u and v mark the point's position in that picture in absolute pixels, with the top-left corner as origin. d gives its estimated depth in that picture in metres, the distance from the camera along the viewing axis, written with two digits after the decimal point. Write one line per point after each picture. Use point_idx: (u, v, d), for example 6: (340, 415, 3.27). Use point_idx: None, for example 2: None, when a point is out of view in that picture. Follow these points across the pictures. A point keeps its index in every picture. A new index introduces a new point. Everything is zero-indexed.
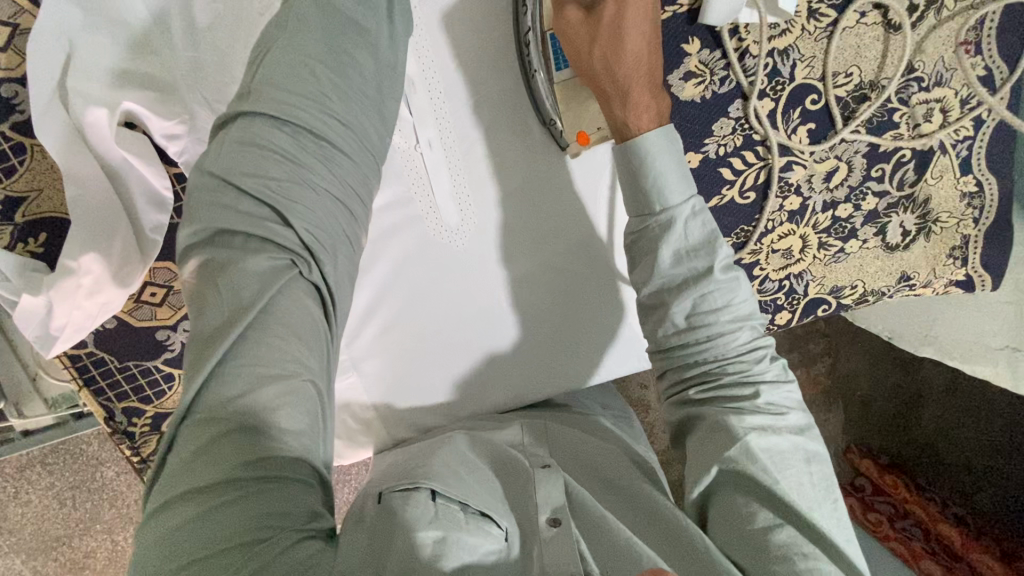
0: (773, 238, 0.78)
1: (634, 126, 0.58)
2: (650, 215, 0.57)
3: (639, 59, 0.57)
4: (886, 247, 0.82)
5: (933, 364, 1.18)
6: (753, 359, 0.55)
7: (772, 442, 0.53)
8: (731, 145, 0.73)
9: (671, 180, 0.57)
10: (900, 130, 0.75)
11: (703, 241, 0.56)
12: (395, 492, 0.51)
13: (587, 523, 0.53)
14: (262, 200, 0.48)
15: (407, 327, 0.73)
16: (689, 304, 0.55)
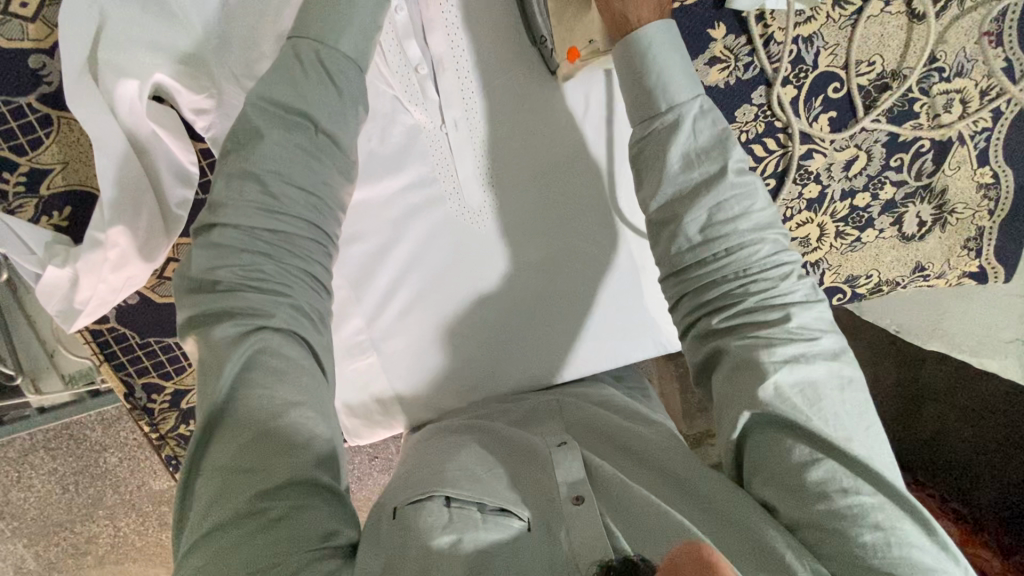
0: (790, 226, 0.79)
1: (634, 18, 0.56)
2: (656, 116, 0.55)
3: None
4: (902, 237, 0.83)
5: None
6: (777, 269, 0.52)
7: (806, 360, 0.49)
8: (753, 131, 0.73)
9: (676, 76, 0.54)
10: (919, 120, 0.76)
11: (714, 141, 0.53)
12: (408, 506, 0.48)
13: (610, 496, 0.51)
14: (235, 271, 0.46)
15: (425, 308, 0.74)
16: (704, 214, 0.52)
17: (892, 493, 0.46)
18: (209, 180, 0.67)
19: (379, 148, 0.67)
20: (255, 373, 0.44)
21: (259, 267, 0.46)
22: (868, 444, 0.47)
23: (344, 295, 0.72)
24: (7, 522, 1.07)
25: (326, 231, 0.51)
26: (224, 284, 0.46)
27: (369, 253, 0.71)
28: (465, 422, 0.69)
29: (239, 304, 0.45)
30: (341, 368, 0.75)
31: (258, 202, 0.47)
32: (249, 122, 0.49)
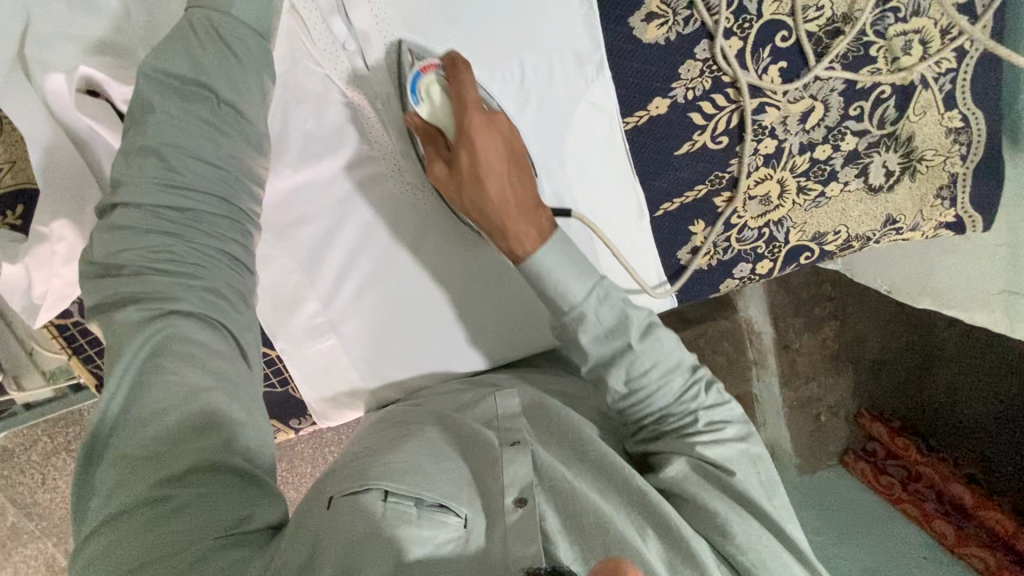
0: (749, 184, 0.77)
1: (519, 252, 0.60)
2: (562, 314, 0.59)
3: (504, 196, 0.60)
4: (869, 189, 0.80)
5: (948, 325, 1.23)
6: (689, 398, 0.59)
7: (721, 451, 0.57)
8: (700, 88, 0.71)
9: (570, 278, 0.59)
10: (877, 65, 0.73)
11: (617, 325, 0.59)
12: (344, 497, 0.49)
13: (557, 499, 0.54)
14: (141, 254, 0.47)
15: (380, 288, 0.74)
16: (621, 373, 0.58)
17: (792, 544, 0.56)
18: None
19: (315, 129, 0.67)
20: (163, 366, 0.44)
21: (166, 245, 0.47)
22: (774, 503, 0.57)
23: (297, 279, 0.72)
24: (37, 522, 1.11)
25: (239, 208, 0.52)
26: (129, 268, 0.47)
27: (318, 235, 0.71)
28: (422, 405, 0.69)
29: (145, 288, 0.46)
30: (302, 352, 0.76)
31: (158, 179, 0.48)
32: (146, 97, 0.49)
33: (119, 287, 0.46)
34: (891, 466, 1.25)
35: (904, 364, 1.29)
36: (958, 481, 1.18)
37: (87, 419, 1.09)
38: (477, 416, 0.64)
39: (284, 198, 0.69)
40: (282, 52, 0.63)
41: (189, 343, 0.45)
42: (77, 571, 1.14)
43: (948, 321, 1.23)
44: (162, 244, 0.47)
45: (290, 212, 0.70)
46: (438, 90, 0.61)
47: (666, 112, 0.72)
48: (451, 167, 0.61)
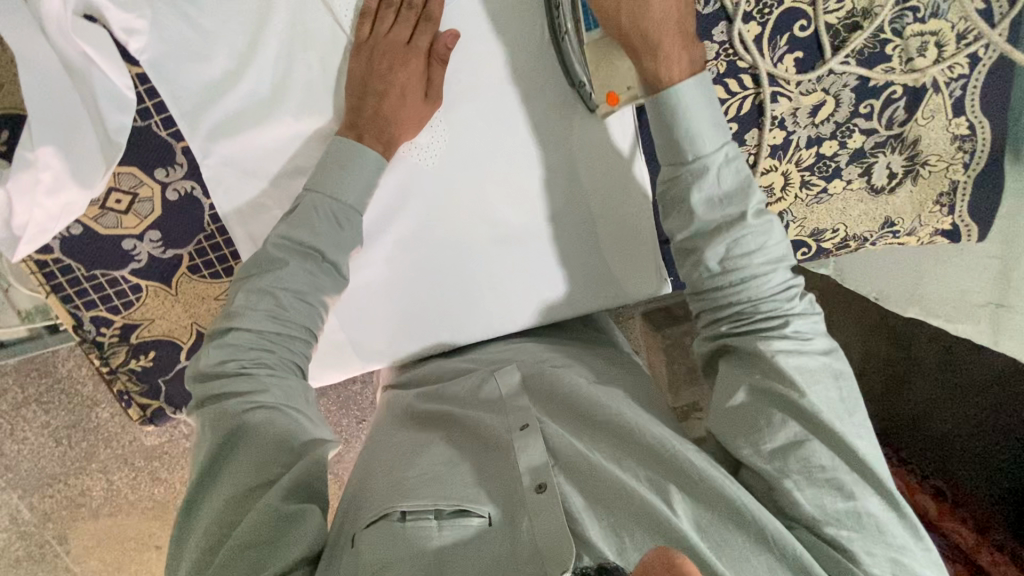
0: (753, 175, 0.77)
1: (665, 79, 0.60)
2: (683, 164, 0.60)
3: (668, 12, 0.59)
4: (871, 190, 0.80)
5: (926, 338, 1.26)
6: (784, 299, 0.58)
7: (800, 359, 0.55)
8: (714, 71, 0.70)
9: (705, 129, 0.59)
10: (891, 64, 0.73)
11: (736, 188, 0.59)
12: (367, 530, 0.51)
13: (574, 472, 0.55)
14: (235, 374, 0.57)
15: (379, 249, 0.73)
16: (723, 249, 0.59)
17: (874, 480, 0.53)
18: (149, 108, 0.64)
19: (320, 76, 0.64)
20: (240, 438, 0.54)
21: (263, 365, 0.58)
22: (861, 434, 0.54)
23: None
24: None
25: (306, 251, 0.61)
26: (236, 337, 0.58)
27: None
28: (440, 387, 0.70)
29: (246, 353, 0.58)
30: None
31: (265, 310, 0.59)
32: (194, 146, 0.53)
33: (226, 355, 0.57)
34: None
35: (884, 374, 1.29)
36: (921, 491, 1.22)
37: (60, 371, 1.04)
38: (484, 402, 0.65)
39: (280, 145, 0.66)
40: None
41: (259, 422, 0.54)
42: (42, 526, 1.10)
43: (926, 333, 1.25)
44: (282, 300, 0.59)
45: (286, 160, 0.67)
46: None
47: None
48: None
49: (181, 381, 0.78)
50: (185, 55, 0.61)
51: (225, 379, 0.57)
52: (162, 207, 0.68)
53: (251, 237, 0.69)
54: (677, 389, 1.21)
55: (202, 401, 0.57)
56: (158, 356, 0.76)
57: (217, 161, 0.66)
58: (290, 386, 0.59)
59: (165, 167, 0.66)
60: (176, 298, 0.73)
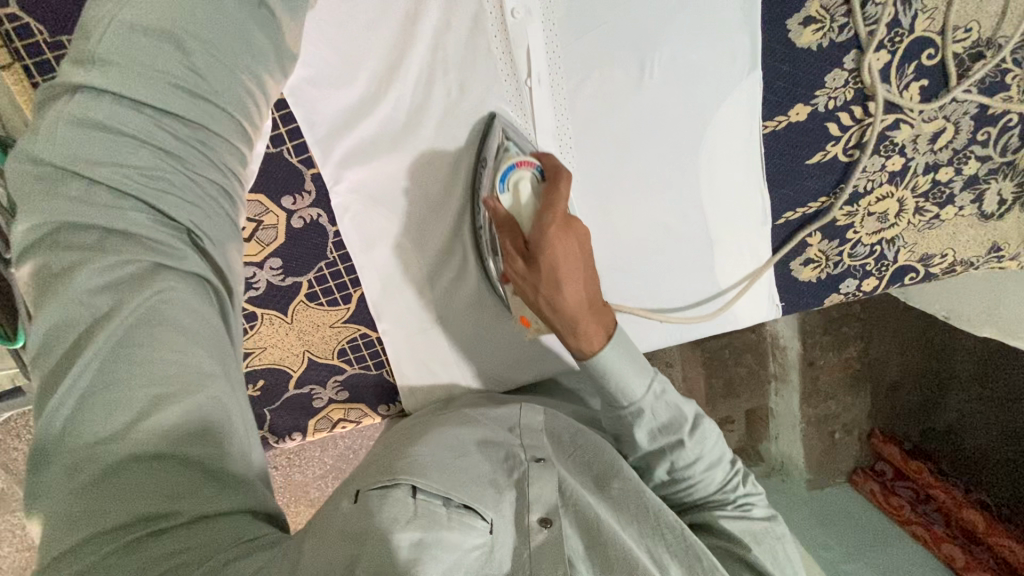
0: (870, 201, 0.76)
1: (587, 351, 0.59)
2: (621, 407, 0.61)
3: (581, 298, 0.57)
4: (981, 215, 0.80)
5: (967, 352, 1.21)
6: (731, 488, 0.62)
7: (744, 527, 0.59)
8: (841, 99, 0.70)
9: (630, 375, 0.60)
10: (1011, 93, 0.72)
11: (670, 417, 0.61)
12: (372, 490, 0.49)
13: (582, 526, 0.54)
14: (132, 197, 0.43)
15: (492, 278, 0.71)
16: (666, 460, 0.61)
17: None
18: (282, 134, 0.62)
19: (457, 102, 0.64)
20: (157, 334, 0.40)
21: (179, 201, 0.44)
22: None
23: (410, 258, 0.70)
24: None
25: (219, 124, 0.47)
26: (109, 127, 0.43)
27: (438, 214, 0.68)
28: (454, 408, 0.70)
29: (129, 167, 0.43)
30: (402, 335, 0.74)
31: (170, 85, 0.45)
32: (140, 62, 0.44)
33: (98, 162, 0.42)
34: (901, 486, 1.24)
35: (922, 386, 1.26)
36: (969, 506, 1.17)
37: None
38: (498, 420, 0.65)
39: (409, 172, 0.66)
40: (439, 18, 0.60)
41: (177, 309, 0.42)
42: None
43: (968, 347, 1.21)
44: (186, 111, 0.45)
45: (415, 188, 0.67)
46: (528, 186, 0.60)
47: (805, 120, 0.71)
48: (528, 267, 0.57)
49: (286, 410, 0.76)
50: (328, 83, 0.61)
51: (97, 208, 0.41)
52: (285, 234, 0.66)
53: (374, 263, 0.69)
54: (713, 402, 1.17)
55: (52, 255, 0.40)
56: (266, 385, 0.74)
57: (347, 187, 0.65)
58: (194, 213, 0.45)
59: (292, 195, 0.65)
60: (289, 325, 0.71)
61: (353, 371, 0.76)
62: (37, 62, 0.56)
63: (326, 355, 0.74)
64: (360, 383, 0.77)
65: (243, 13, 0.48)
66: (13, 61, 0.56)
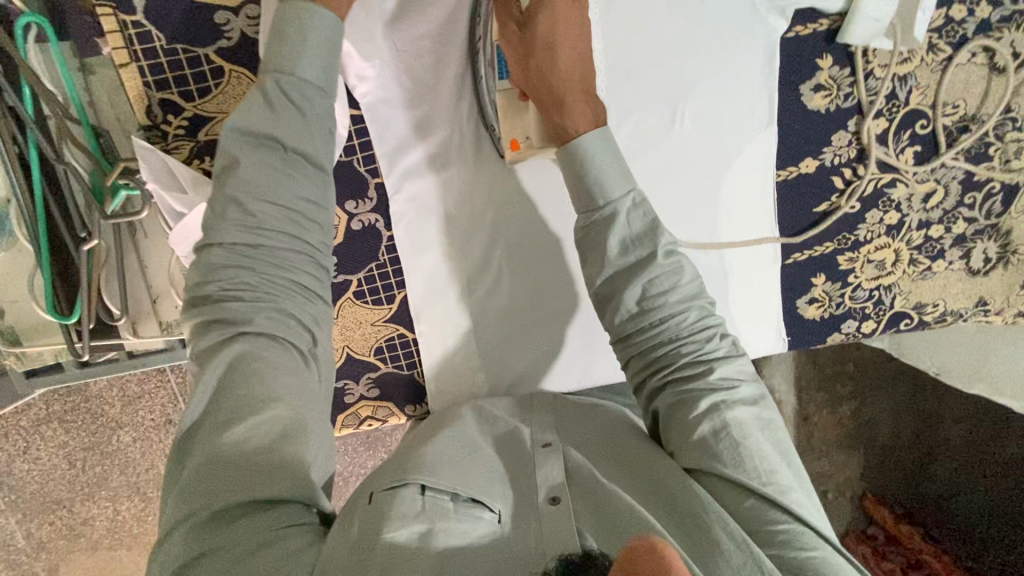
0: (869, 249, 0.84)
1: (572, 129, 0.60)
2: (595, 209, 0.60)
3: (572, 68, 0.59)
4: (969, 270, 0.88)
5: (953, 422, 1.27)
6: (705, 337, 0.60)
7: (725, 410, 0.57)
8: (845, 157, 0.79)
9: (611, 173, 0.60)
10: (993, 163, 0.82)
11: (647, 229, 0.60)
12: (385, 491, 0.54)
13: (585, 497, 0.56)
14: (239, 298, 0.53)
15: (526, 289, 0.77)
16: (641, 288, 0.59)
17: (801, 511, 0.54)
18: (354, 146, 0.70)
19: None
20: (254, 379, 0.51)
21: (263, 301, 0.53)
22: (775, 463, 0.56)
23: (453, 265, 0.76)
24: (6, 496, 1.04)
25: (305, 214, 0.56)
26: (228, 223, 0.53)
27: (483, 226, 0.74)
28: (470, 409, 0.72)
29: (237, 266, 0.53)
30: (438, 339, 0.78)
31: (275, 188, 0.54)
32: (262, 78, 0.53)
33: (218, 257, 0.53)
34: (892, 552, 1.23)
35: (911, 451, 1.29)
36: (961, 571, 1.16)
37: (91, 390, 1.03)
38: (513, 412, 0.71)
39: (462, 186, 0.73)
40: None
41: (268, 368, 0.52)
42: (34, 554, 1.06)
43: (954, 417, 1.27)
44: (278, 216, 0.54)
45: (465, 200, 0.73)
46: None
47: (813, 173, 0.80)
48: (524, 32, 0.58)
49: None
50: (401, 104, 0.69)
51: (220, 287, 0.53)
52: (344, 235, 0.73)
53: (420, 268, 0.75)
54: None
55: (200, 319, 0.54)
56: None
57: (404, 196, 0.72)
58: (287, 299, 0.55)
59: (355, 200, 0.72)
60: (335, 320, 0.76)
61: (386, 370, 0.79)
62: (151, 64, 0.64)
63: (363, 352, 0.78)
64: (391, 383, 0.80)
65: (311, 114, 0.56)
66: (130, 62, 0.63)
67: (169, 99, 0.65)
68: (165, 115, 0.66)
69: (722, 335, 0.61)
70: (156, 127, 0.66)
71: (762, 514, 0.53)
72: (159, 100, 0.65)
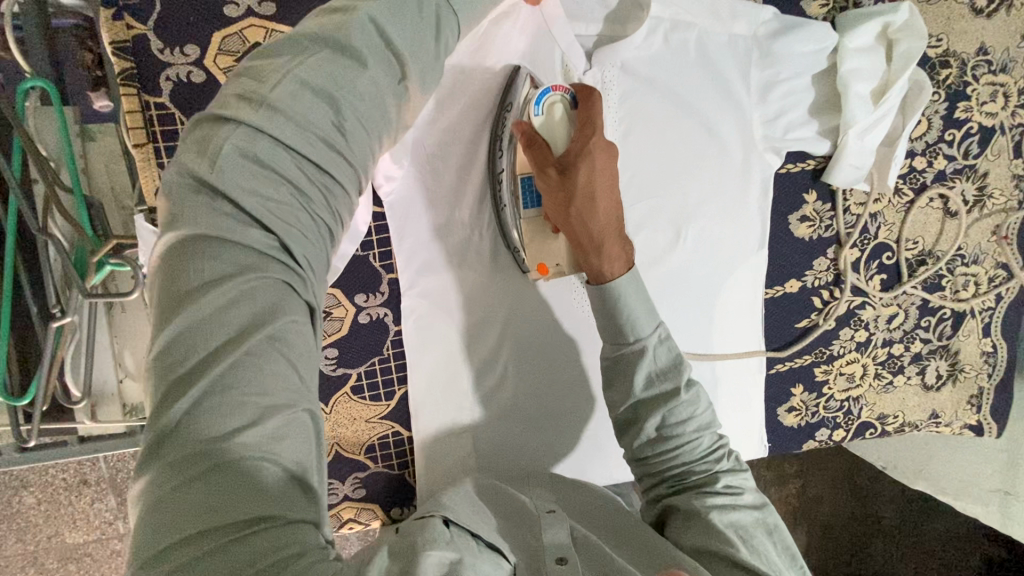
0: (840, 363, 0.91)
1: (608, 271, 0.59)
2: (624, 344, 0.59)
3: (610, 209, 0.60)
4: (925, 384, 0.96)
5: (887, 499, 1.31)
6: (715, 458, 0.58)
7: (734, 518, 0.55)
8: (823, 280, 0.86)
9: (640, 310, 0.58)
10: (944, 292, 0.92)
11: (670, 363, 0.58)
12: (411, 522, 0.52)
13: (593, 564, 0.52)
14: (258, 225, 0.39)
15: (527, 394, 0.76)
16: (658, 418, 0.57)
17: None
18: (373, 241, 0.70)
19: None
20: (269, 351, 0.38)
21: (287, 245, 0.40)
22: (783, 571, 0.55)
23: (457, 364, 0.74)
24: None
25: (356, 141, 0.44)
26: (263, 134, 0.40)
27: (492, 326, 0.74)
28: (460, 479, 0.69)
29: (262, 183, 0.40)
30: (433, 439, 0.75)
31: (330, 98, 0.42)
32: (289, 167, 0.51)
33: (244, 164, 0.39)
34: None
35: (853, 532, 1.32)
36: None
37: None
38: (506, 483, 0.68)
39: (476, 287, 0.73)
40: None
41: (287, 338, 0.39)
42: None
43: (887, 495, 1.31)
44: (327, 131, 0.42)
45: (476, 301, 0.73)
46: (560, 110, 0.64)
47: (795, 293, 0.86)
48: (563, 180, 0.60)
49: None
50: (424, 205, 0.70)
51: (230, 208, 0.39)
52: (348, 328, 0.71)
53: (423, 365, 0.73)
54: None
55: (187, 255, 0.38)
56: None
57: (416, 293, 0.72)
58: (314, 241, 0.42)
59: (366, 293, 0.71)
60: (327, 416, 0.72)
61: (375, 470, 0.75)
62: (168, 147, 0.61)
63: (353, 451, 0.74)
64: (380, 483, 0.75)
65: (389, 81, 0.46)
66: (146, 142, 0.60)
67: None
68: None
69: (728, 455, 0.60)
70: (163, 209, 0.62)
71: None
72: None
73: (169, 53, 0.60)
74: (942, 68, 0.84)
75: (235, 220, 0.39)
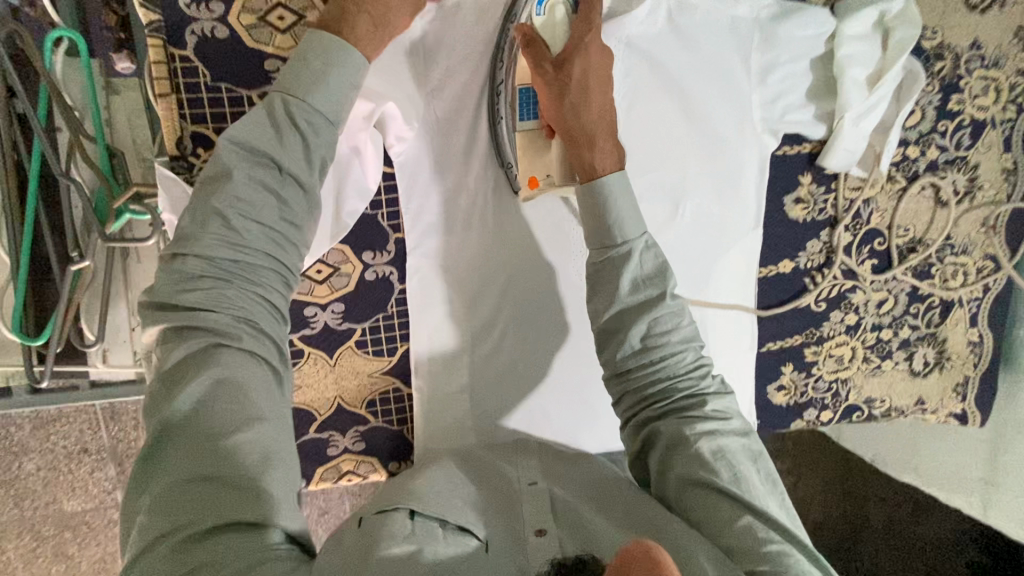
0: (829, 345, 0.93)
1: (600, 168, 0.62)
2: (612, 246, 0.62)
3: (602, 113, 0.63)
4: (912, 371, 0.98)
5: (877, 500, 1.31)
6: (700, 372, 0.61)
7: (719, 438, 0.58)
8: (815, 261, 0.89)
9: (628, 213, 0.62)
10: (934, 281, 0.95)
11: (656, 269, 0.62)
12: (374, 515, 0.52)
13: (574, 530, 0.55)
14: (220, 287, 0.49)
15: (524, 358, 0.79)
16: (644, 325, 0.60)
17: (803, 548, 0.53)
18: (381, 201, 0.73)
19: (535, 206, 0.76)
20: (226, 388, 0.47)
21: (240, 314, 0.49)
22: (766, 499, 0.56)
23: (457, 325, 0.77)
24: None
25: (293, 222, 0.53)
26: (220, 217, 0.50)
27: (493, 290, 0.77)
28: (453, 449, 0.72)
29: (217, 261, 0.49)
30: (432, 398, 0.77)
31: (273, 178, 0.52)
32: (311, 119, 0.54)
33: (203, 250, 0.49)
34: None
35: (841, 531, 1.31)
36: None
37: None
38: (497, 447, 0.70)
39: (479, 250, 0.76)
40: None
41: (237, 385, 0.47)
42: None
43: (878, 496, 1.31)
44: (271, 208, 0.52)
45: (479, 265, 0.76)
46: (561, 12, 0.65)
47: (789, 273, 0.88)
48: (559, 75, 0.62)
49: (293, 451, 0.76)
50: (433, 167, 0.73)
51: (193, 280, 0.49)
52: (355, 284, 0.73)
53: (424, 324, 0.76)
54: None
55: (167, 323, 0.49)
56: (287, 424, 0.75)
57: (421, 254, 0.74)
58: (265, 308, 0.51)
59: (373, 252, 0.73)
60: (331, 368, 0.75)
61: (376, 424, 0.77)
62: (191, 99, 0.64)
63: (355, 404, 0.76)
64: (379, 438, 0.78)
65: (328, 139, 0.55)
66: (169, 94, 0.63)
67: (202, 133, 0.65)
68: (195, 148, 0.65)
69: (713, 376, 0.63)
70: (182, 159, 0.65)
71: (756, 545, 0.52)
72: (191, 133, 0.65)
73: (195, 8, 0.63)
74: (936, 61, 0.87)
75: (196, 284, 0.49)
